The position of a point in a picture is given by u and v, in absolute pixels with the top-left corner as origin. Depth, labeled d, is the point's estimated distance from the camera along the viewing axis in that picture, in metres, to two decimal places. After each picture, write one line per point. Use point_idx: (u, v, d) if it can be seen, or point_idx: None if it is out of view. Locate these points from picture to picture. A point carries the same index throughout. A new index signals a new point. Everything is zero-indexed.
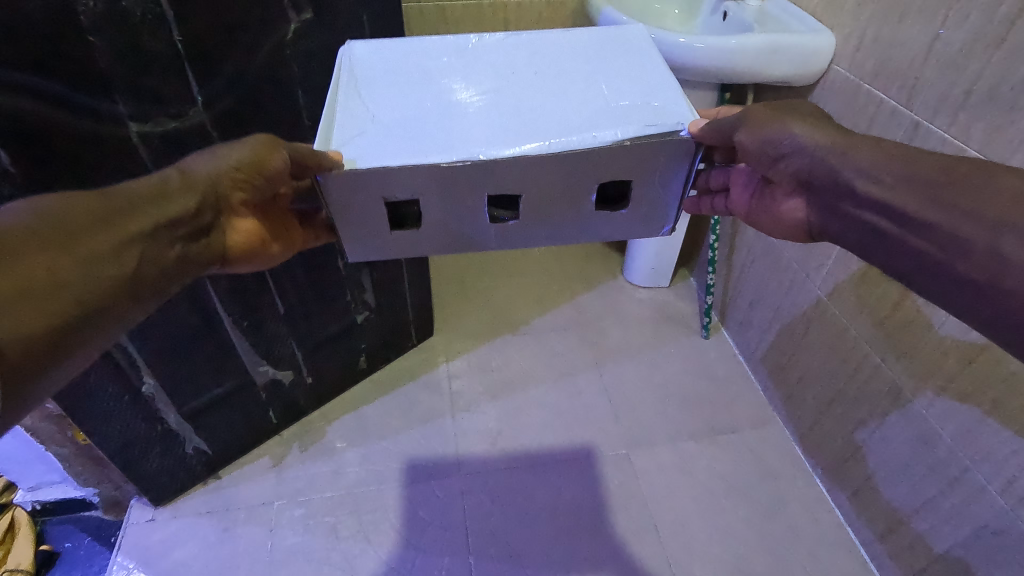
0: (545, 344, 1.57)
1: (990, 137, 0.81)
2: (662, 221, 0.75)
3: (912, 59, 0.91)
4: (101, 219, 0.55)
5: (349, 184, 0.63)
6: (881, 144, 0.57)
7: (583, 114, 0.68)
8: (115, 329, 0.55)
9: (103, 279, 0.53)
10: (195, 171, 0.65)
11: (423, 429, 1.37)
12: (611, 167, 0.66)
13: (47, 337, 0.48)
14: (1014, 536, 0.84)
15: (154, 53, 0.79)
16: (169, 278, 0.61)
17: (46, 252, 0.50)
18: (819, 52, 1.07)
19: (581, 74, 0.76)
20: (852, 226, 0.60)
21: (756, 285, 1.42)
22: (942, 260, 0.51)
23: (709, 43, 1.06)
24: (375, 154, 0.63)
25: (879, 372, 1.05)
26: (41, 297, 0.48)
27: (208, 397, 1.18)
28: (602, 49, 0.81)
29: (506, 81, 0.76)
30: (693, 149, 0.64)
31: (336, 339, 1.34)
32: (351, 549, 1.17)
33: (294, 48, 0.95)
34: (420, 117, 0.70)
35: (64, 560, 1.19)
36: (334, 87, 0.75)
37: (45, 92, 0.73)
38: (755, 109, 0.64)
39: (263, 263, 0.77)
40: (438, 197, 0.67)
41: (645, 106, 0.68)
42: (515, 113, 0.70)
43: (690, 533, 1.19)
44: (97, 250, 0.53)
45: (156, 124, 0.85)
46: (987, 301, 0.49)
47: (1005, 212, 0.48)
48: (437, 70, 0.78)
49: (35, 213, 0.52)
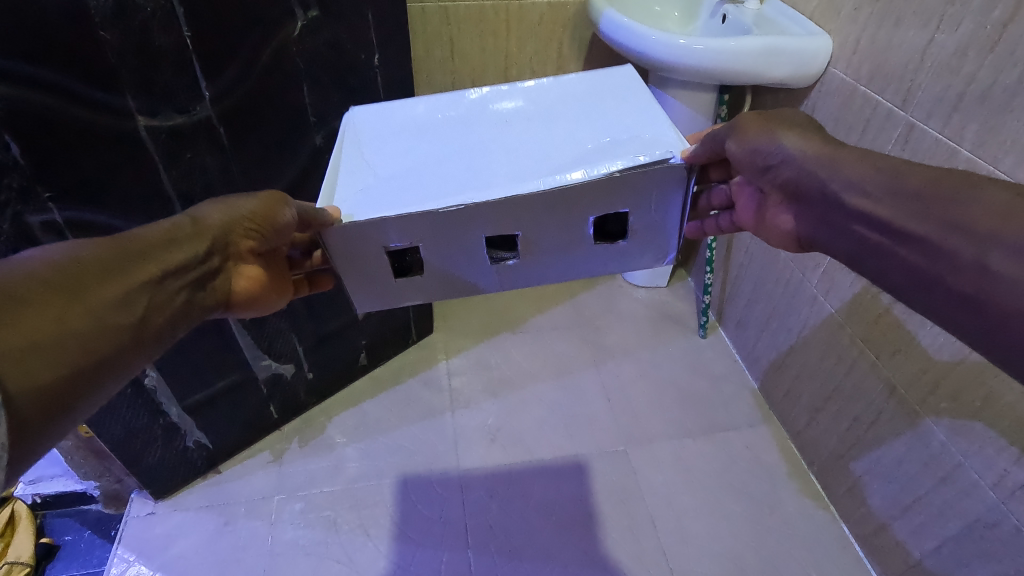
0: (544, 342, 1.58)
1: (983, 138, 0.83)
2: (665, 248, 0.76)
3: (907, 61, 0.93)
4: (112, 267, 0.56)
5: (349, 234, 0.66)
6: (870, 156, 0.59)
7: (577, 152, 0.71)
8: (122, 376, 0.55)
9: (109, 329, 0.53)
10: (206, 219, 0.67)
11: (423, 426, 1.37)
12: (608, 197, 0.67)
13: (53, 389, 0.48)
14: (1005, 530, 0.85)
15: (163, 48, 0.80)
16: (175, 326, 0.62)
17: (57, 301, 0.50)
18: (816, 55, 1.09)
19: (572, 117, 0.79)
20: (843, 237, 0.61)
21: (753, 285, 1.44)
22: (932, 272, 0.52)
23: (709, 45, 1.08)
24: (372, 206, 0.67)
25: (873, 370, 1.07)
26: (51, 347, 0.48)
27: (210, 390, 1.18)
28: (593, 91, 0.84)
29: (501, 129, 0.79)
30: (685, 173, 0.66)
31: (337, 335, 1.35)
32: (351, 543, 1.18)
33: (300, 46, 0.96)
34: (420, 169, 0.73)
35: (64, 553, 1.19)
36: (338, 144, 0.80)
37: (57, 86, 0.74)
38: (746, 119, 0.67)
39: (264, 308, 0.78)
40: (434, 242, 0.69)
41: (636, 138, 0.71)
42: (508, 157, 0.73)
43: (687, 529, 1.20)
44: (106, 299, 0.54)
45: (164, 119, 0.85)
46: (978, 316, 0.49)
47: (995, 228, 0.48)
48: (436, 122, 0.82)
49: (49, 259, 0.53)
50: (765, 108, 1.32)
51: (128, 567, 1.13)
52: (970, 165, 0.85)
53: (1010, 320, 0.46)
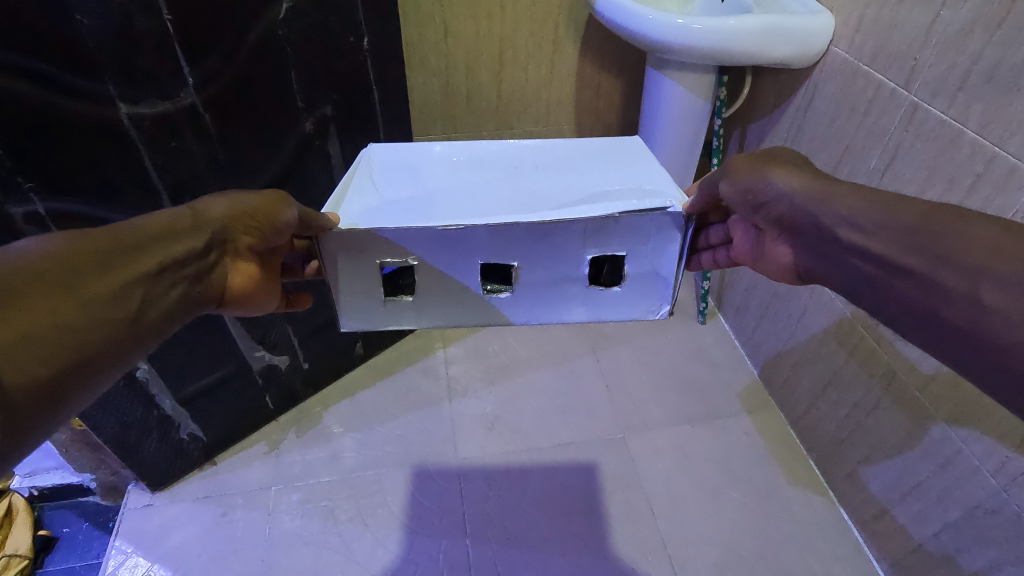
0: (542, 330, 1.57)
1: (989, 118, 0.80)
2: (657, 301, 0.74)
3: (912, 40, 0.90)
4: (108, 258, 0.54)
5: (347, 241, 0.68)
6: (861, 189, 0.57)
7: (578, 194, 0.71)
8: (115, 374, 0.53)
9: (105, 322, 0.51)
10: (207, 212, 0.65)
11: (420, 414, 1.37)
12: (604, 235, 0.68)
13: (42, 385, 0.45)
14: (1006, 516, 0.84)
15: (144, 32, 0.78)
16: (171, 322, 0.59)
17: (49, 294, 0.48)
18: (818, 34, 1.06)
19: (578, 167, 0.80)
20: (843, 271, 0.58)
21: (754, 270, 1.42)
22: (927, 305, 0.50)
23: (708, 25, 1.05)
24: (372, 221, 0.67)
25: (874, 355, 1.06)
26: (42, 341, 0.46)
27: (204, 382, 1.17)
28: (603, 150, 0.85)
29: (509, 172, 0.79)
30: (684, 221, 0.67)
31: (333, 325, 1.34)
32: (350, 532, 1.17)
33: (287, 29, 0.93)
34: (424, 197, 0.74)
35: (63, 545, 1.20)
36: (351, 170, 0.81)
37: (36, 73, 0.72)
38: (738, 161, 0.66)
39: (256, 307, 0.76)
40: (433, 254, 0.69)
41: (637, 188, 0.72)
42: (509, 195, 0.73)
43: (684, 515, 1.20)
44: (101, 292, 0.51)
45: (148, 106, 0.83)
46: (976, 350, 0.46)
47: (984, 259, 0.46)
48: (450, 160, 0.83)
49: (42, 249, 0.50)
50: (765, 90, 1.29)
51: (126, 559, 1.13)
52: (975, 146, 0.82)
53: (1012, 355, 0.44)
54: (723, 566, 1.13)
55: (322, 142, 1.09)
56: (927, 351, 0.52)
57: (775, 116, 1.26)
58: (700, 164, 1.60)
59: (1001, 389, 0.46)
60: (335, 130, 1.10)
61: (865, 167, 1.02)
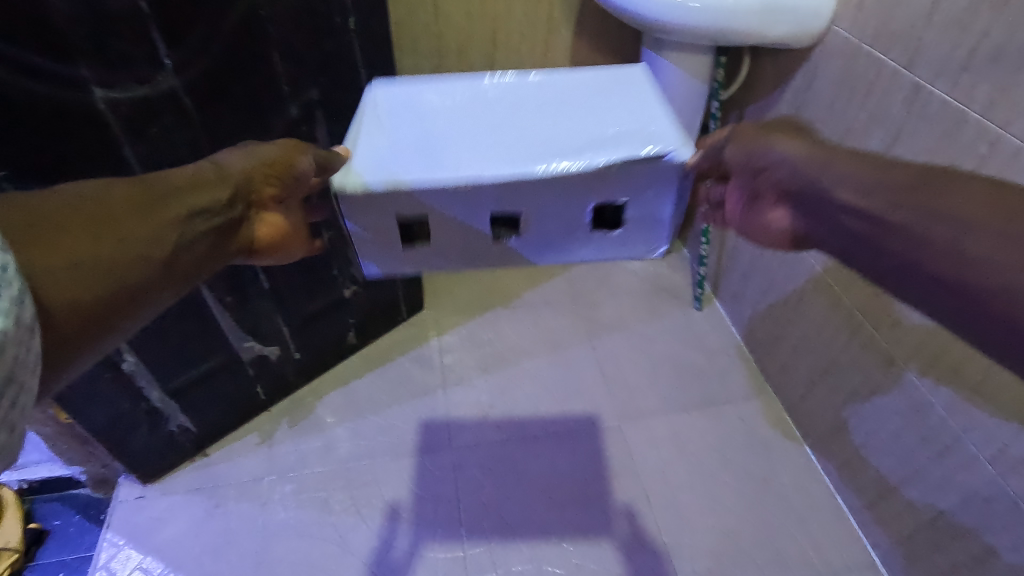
0: (537, 317, 1.55)
1: (994, 99, 0.78)
2: (654, 243, 0.69)
3: (915, 19, 0.87)
4: (138, 205, 0.60)
5: (359, 199, 0.62)
6: (864, 157, 0.57)
7: (581, 139, 0.67)
8: (141, 308, 0.60)
9: (130, 261, 0.57)
10: (231, 163, 0.68)
11: (414, 404, 1.36)
12: (604, 184, 0.63)
13: (85, 309, 0.54)
14: (1003, 504, 0.84)
15: (118, 13, 0.74)
16: (198, 265, 0.65)
17: (79, 234, 0.55)
18: (819, 13, 1.03)
19: (580, 107, 0.74)
20: (837, 234, 0.58)
21: (751, 255, 1.40)
22: (909, 259, 0.52)
23: (706, 4, 1.01)
24: (384, 174, 0.62)
25: (872, 342, 1.05)
26: (78, 274, 0.54)
27: (193, 374, 1.15)
28: (606, 83, 0.78)
29: (524, 113, 0.74)
30: (684, 170, 0.62)
31: (325, 314, 1.32)
32: (344, 523, 1.17)
33: (269, 9, 0.90)
34: (436, 144, 0.68)
35: (55, 538, 1.19)
36: (355, 116, 0.75)
37: (4, 56, 0.68)
38: (744, 128, 0.66)
39: (291, 256, 0.79)
40: (449, 207, 0.64)
41: (637, 129, 0.66)
42: (525, 140, 0.68)
43: (680, 502, 1.20)
44: (127, 234, 0.58)
45: (124, 90, 0.80)
46: (958, 298, 0.48)
47: (982, 214, 0.48)
48: (459, 100, 0.77)
49: (82, 194, 0.58)
50: (764, 71, 1.26)
51: (118, 551, 1.13)
52: (979, 129, 0.80)
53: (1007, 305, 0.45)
54: (718, 553, 1.13)
55: (309, 127, 1.06)
56: (933, 316, 0.53)
57: (774, 98, 1.23)
58: (697, 147, 1.57)
59: (1002, 344, 0.47)
60: (322, 115, 1.07)
61: (866, 151, 1.00)
